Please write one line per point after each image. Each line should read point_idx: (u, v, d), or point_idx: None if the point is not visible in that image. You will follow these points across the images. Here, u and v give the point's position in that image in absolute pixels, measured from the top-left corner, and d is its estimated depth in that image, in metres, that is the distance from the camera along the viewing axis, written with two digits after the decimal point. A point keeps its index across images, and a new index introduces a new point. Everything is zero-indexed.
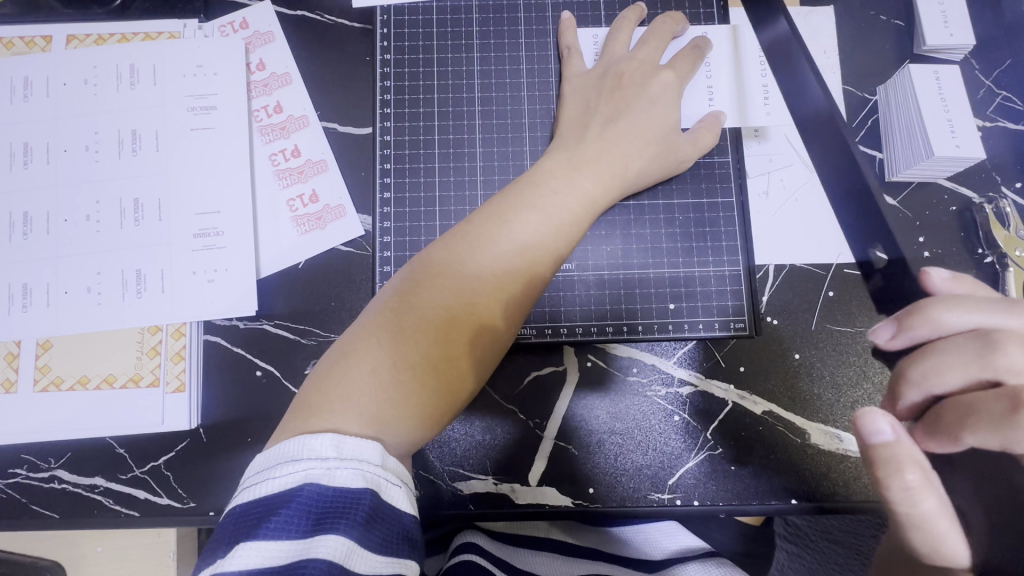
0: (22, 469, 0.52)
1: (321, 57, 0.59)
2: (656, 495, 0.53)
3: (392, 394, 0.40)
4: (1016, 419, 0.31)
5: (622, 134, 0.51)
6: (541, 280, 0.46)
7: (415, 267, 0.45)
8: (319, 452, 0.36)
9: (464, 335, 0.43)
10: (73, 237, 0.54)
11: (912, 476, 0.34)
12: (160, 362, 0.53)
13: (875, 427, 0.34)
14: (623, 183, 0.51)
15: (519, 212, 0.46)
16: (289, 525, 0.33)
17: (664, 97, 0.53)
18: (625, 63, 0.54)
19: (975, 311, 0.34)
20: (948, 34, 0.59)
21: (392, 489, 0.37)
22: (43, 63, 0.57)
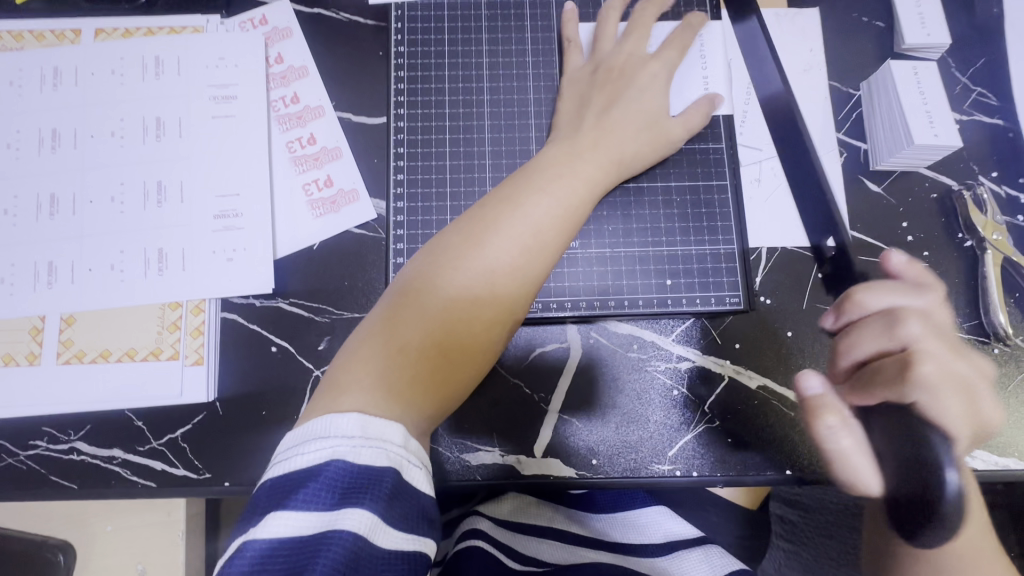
0: (42, 440, 0.54)
1: (336, 50, 0.63)
2: (658, 466, 0.55)
3: (413, 369, 0.43)
4: (904, 375, 0.48)
5: (616, 121, 0.54)
6: (551, 260, 0.49)
7: (430, 254, 0.47)
8: (344, 428, 0.38)
9: (480, 313, 0.45)
10: (98, 218, 0.56)
11: (831, 420, 0.54)
12: (179, 337, 0.55)
13: (809, 383, 0.56)
14: (618, 167, 0.54)
15: (528, 197, 0.49)
16: (316, 498, 0.35)
17: (651, 87, 0.56)
18: (612, 59, 0.58)
19: (883, 297, 0.54)
20: (926, 33, 0.63)
21: (412, 469, 0.39)
22: (72, 53, 0.60)
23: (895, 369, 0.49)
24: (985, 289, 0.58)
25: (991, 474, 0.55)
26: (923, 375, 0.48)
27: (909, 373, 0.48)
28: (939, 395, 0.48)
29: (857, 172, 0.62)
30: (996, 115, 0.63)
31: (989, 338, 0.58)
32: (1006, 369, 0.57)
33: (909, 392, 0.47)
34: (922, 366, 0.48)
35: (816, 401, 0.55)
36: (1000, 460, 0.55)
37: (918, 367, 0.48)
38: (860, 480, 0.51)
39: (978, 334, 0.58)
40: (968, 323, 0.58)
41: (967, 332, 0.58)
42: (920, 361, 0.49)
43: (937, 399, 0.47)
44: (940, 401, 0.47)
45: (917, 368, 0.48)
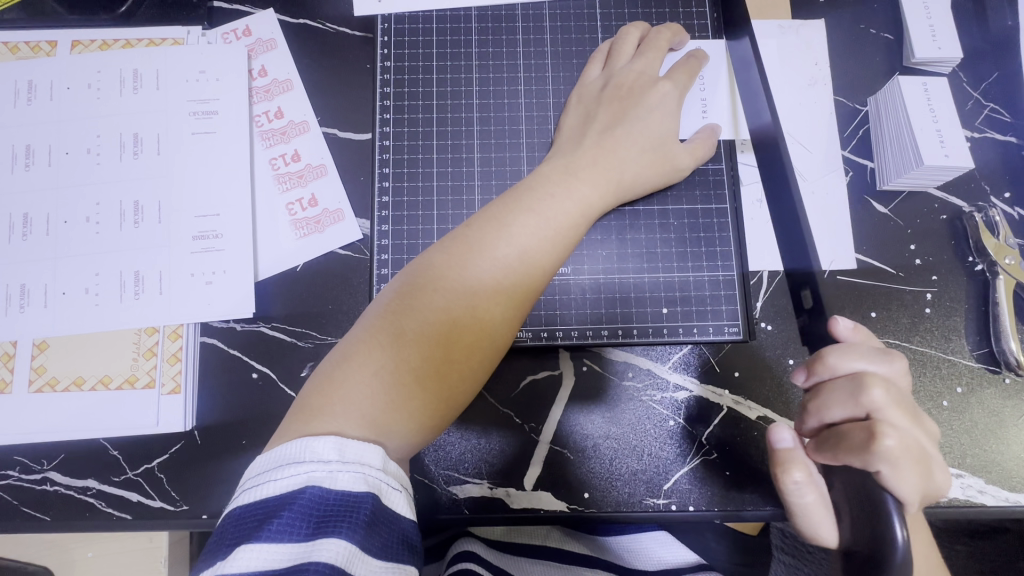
0: (14, 471, 0.52)
1: (322, 63, 0.60)
2: (651, 500, 0.53)
3: (393, 396, 0.40)
4: (870, 446, 0.39)
5: (620, 141, 0.51)
6: (541, 282, 0.46)
7: (413, 273, 0.45)
8: (322, 454, 0.36)
9: (464, 338, 0.43)
10: (73, 238, 0.54)
11: (797, 475, 0.44)
12: (156, 363, 0.53)
13: (779, 437, 0.46)
14: (618, 190, 0.51)
15: (517, 217, 0.46)
16: (290, 528, 0.33)
17: (661, 107, 0.53)
18: (624, 74, 0.55)
19: (855, 357, 0.43)
20: (937, 47, 0.60)
21: (393, 493, 0.37)
22: (48, 66, 0.58)
23: (861, 438, 0.40)
24: (997, 316, 0.56)
25: (999, 510, 0.53)
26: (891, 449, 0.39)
27: (874, 444, 0.39)
28: (902, 469, 0.39)
29: (863, 192, 0.59)
30: (1009, 133, 0.60)
31: (1000, 368, 0.55)
32: (1017, 400, 0.55)
33: (874, 462, 0.39)
34: (889, 437, 0.39)
35: (785, 456, 0.45)
36: (1011, 495, 0.53)
37: (886, 439, 0.39)
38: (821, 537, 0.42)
39: (988, 363, 0.56)
40: (977, 351, 0.56)
41: (976, 360, 0.56)
42: (887, 433, 0.39)
43: (901, 472, 0.38)
44: (904, 474, 0.39)
45: (886, 440, 0.39)
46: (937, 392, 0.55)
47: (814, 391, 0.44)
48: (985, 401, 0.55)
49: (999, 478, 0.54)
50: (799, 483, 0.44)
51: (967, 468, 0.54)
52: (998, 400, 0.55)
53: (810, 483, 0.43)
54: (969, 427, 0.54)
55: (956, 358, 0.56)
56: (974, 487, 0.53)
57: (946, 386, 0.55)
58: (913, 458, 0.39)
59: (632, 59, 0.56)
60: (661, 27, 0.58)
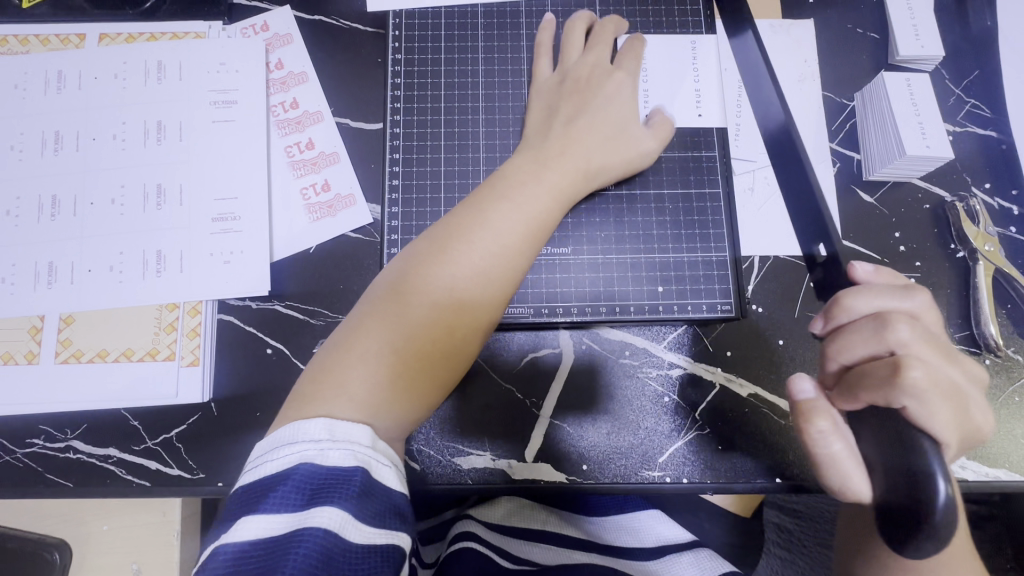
0: (39, 439, 0.55)
1: (336, 57, 0.64)
2: (647, 472, 0.56)
3: (381, 376, 0.43)
4: (895, 380, 0.38)
5: (580, 133, 0.54)
6: (517, 268, 0.49)
7: (398, 267, 0.48)
8: (312, 434, 0.39)
9: (449, 319, 0.46)
10: (99, 219, 0.57)
11: (822, 424, 0.42)
12: (176, 337, 0.56)
13: (801, 388, 0.44)
14: (586, 176, 0.54)
15: (493, 208, 0.49)
16: (286, 500, 0.36)
17: (618, 97, 0.56)
18: (577, 69, 0.58)
19: (873, 297, 0.42)
20: (920, 45, 0.63)
21: (382, 468, 0.39)
22: (76, 57, 0.61)
23: (884, 373, 0.38)
24: (977, 300, 0.59)
25: (979, 484, 0.56)
26: (918, 380, 0.37)
27: (900, 378, 0.37)
28: (933, 403, 0.37)
29: (850, 182, 0.62)
30: (990, 127, 0.63)
31: (980, 349, 0.58)
32: (996, 380, 0.58)
33: (898, 397, 0.38)
34: (917, 368, 0.37)
35: (808, 406, 0.43)
36: (990, 470, 0.56)
37: (914, 371, 0.37)
38: (849, 486, 0.41)
39: (969, 345, 0.58)
40: (959, 333, 0.59)
41: (957, 342, 0.59)
42: (916, 366, 0.37)
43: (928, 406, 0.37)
44: (934, 410, 0.37)
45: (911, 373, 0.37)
46: None
47: (833, 334, 0.43)
48: None
49: (979, 455, 0.56)
50: (824, 432, 0.42)
51: None
52: None
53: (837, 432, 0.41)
54: None
55: None
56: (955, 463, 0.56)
57: None
58: (941, 392, 0.38)
59: (582, 54, 0.59)
60: (625, 23, 0.61)
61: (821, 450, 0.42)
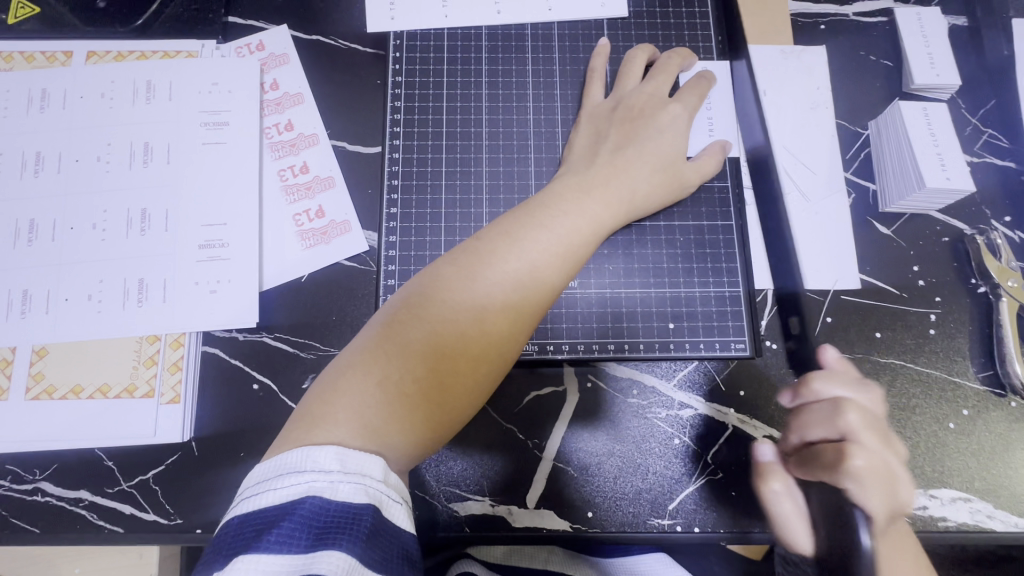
0: (6, 480, 0.51)
1: (334, 78, 0.61)
2: (657, 520, 0.52)
3: (394, 407, 0.40)
4: (840, 464, 0.44)
5: (630, 161, 0.52)
6: (548, 298, 0.46)
7: (422, 283, 0.45)
8: (323, 464, 0.35)
9: (470, 351, 0.42)
10: (78, 245, 0.54)
11: (776, 485, 0.50)
12: (156, 372, 0.53)
13: (762, 451, 0.52)
14: (628, 209, 0.51)
15: (529, 232, 0.46)
16: (291, 538, 0.32)
17: (672, 128, 0.54)
18: (634, 96, 0.56)
19: (835, 385, 0.49)
20: (936, 74, 0.61)
21: (394, 506, 0.36)
22: (62, 76, 0.58)
23: (833, 457, 0.45)
24: (1001, 339, 0.56)
25: (1009, 537, 0.52)
26: (857, 467, 0.44)
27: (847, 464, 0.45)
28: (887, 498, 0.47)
29: (865, 214, 0.60)
30: (1008, 158, 0.61)
31: (1005, 391, 0.55)
32: (1023, 424, 0.55)
33: (841, 479, 0.43)
34: (857, 456, 0.44)
35: (767, 468, 0.51)
36: (1021, 522, 0.53)
37: (854, 459, 0.44)
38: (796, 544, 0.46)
39: (993, 386, 0.56)
40: (982, 373, 0.56)
41: (981, 382, 0.56)
42: (856, 454, 0.44)
43: (864, 487, 0.43)
44: (869, 489, 0.43)
45: (853, 458, 0.44)
46: (943, 414, 0.55)
47: (797, 412, 0.50)
48: (991, 425, 0.55)
49: (1008, 504, 0.53)
50: (778, 491, 0.50)
51: (975, 492, 0.53)
52: (1005, 423, 0.55)
53: (787, 493, 0.50)
54: (977, 452, 0.54)
55: (961, 380, 0.56)
56: (982, 512, 0.53)
57: (951, 409, 0.55)
58: (879, 479, 0.44)
59: (641, 82, 0.57)
60: (676, 51, 0.59)
61: (775, 507, 0.50)
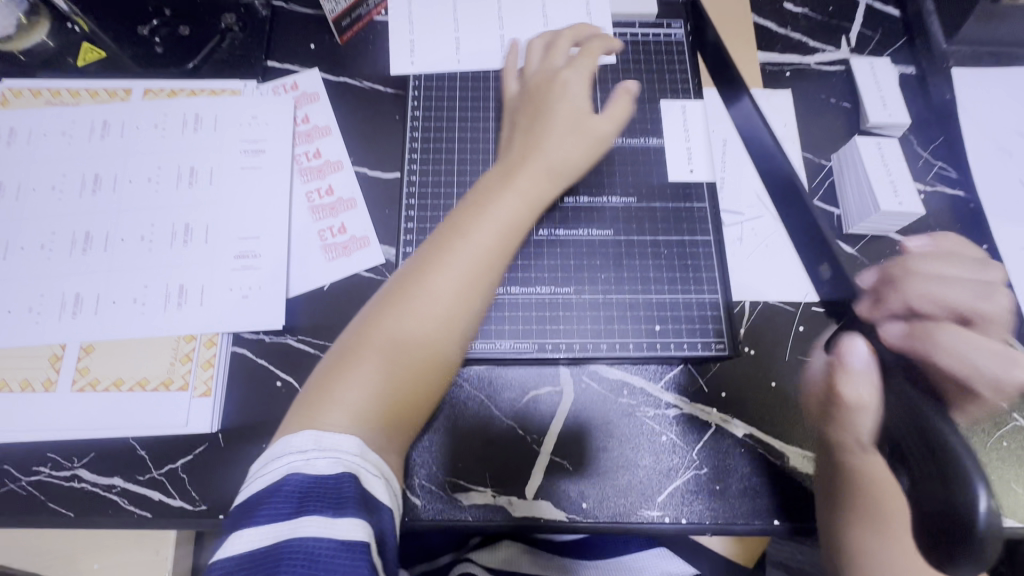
0: (45, 467, 0.56)
1: (359, 113, 0.70)
2: (646, 512, 0.56)
3: (373, 390, 0.48)
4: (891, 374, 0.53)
5: (547, 133, 0.59)
6: (495, 276, 0.53)
7: (388, 285, 0.53)
8: (300, 446, 0.44)
9: (434, 334, 0.51)
10: (127, 254, 0.61)
11: (848, 407, 0.56)
12: (190, 368, 0.58)
13: (841, 372, 0.57)
14: (556, 176, 0.58)
15: (470, 220, 0.54)
16: (276, 508, 0.41)
17: (569, 95, 0.61)
18: (536, 76, 0.64)
19: (905, 293, 0.55)
20: (888, 113, 0.70)
21: (367, 473, 0.44)
22: (121, 109, 0.67)
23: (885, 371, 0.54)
24: None
25: None
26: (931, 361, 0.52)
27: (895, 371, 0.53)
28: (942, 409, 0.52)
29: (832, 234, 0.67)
30: (957, 187, 0.69)
31: None
32: (984, 425, 0.60)
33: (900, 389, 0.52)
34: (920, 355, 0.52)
35: (836, 384, 0.57)
36: None
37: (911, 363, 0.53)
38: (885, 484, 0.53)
39: None
40: None
41: None
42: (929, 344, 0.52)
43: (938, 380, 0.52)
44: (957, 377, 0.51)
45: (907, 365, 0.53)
46: None
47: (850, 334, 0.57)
48: None
49: None
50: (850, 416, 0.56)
51: None
52: (966, 423, 0.60)
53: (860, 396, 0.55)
54: None
55: None
56: None
57: None
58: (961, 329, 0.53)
59: (543, 56, 0.65)
60: (564, 31, 0.67)
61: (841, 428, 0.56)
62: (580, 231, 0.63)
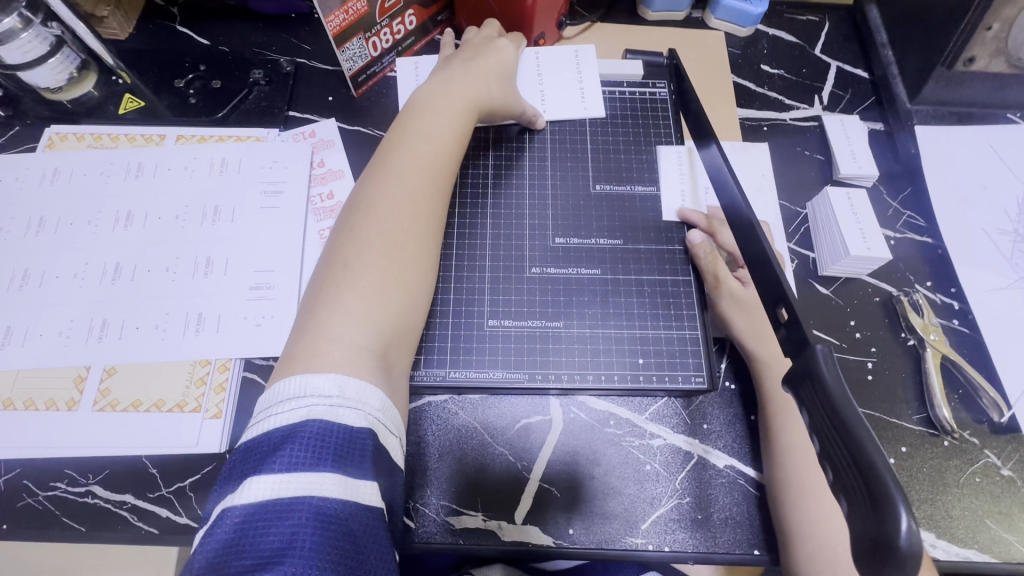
0: (62, 483, 0.59)
1: (370, 159, 0.76)
2: (630, 539, 0.58)
3: (372, 307, 0.52)
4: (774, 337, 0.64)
5: (479, 68, 0.71)
6: (461, 130, 0.66)
7: (355, 208, 0.59)
8: (323, 390, 0.45)
9: (419, 218, 0.59)
10: (153, 284, 0.66)
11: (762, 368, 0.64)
12: (204, 391, 0.62)
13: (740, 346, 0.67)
14: (491, 88, 0.70)
15: (419, 121, 0.65)
16: (299, 454, 0.41)
17: (501, 53, 0.74)
18: (472, 40, 0.75)
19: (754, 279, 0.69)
20: (858, 166, 0.75)
21: (384, 433, 0.47)
22: (156, 153, 0.74)
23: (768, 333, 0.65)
24: (929, 384, 0.65)
25: (951, 565, 0.58)
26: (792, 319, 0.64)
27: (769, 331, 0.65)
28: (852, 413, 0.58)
29: (807, 276, 0.71)
30: (925, 235, 0.73)
31: (938, 431, 0.63)
32: (956, 461, 0.62)
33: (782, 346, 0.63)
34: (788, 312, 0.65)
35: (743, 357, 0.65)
36: (961, 551, 0.58)
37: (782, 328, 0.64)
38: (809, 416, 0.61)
39: (928, 427, 0.64)
40: (917, 415, 0.64)
41: (917, 423, 0.64)
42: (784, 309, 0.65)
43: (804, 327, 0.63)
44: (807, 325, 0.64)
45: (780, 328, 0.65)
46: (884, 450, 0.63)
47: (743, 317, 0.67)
48: (927, 460, 0.62)
49: (947, 534, 0.59)
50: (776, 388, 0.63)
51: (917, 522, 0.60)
52: (939, 459, 0.62)
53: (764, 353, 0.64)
54: (915, 482, 0.61)
55: (899, 421, 0.64)
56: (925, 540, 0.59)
57: (891, 446, 0.63)
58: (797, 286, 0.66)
59: (475, 30, 0.77)
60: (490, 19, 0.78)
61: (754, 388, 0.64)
62: (571, 269, 0.68)
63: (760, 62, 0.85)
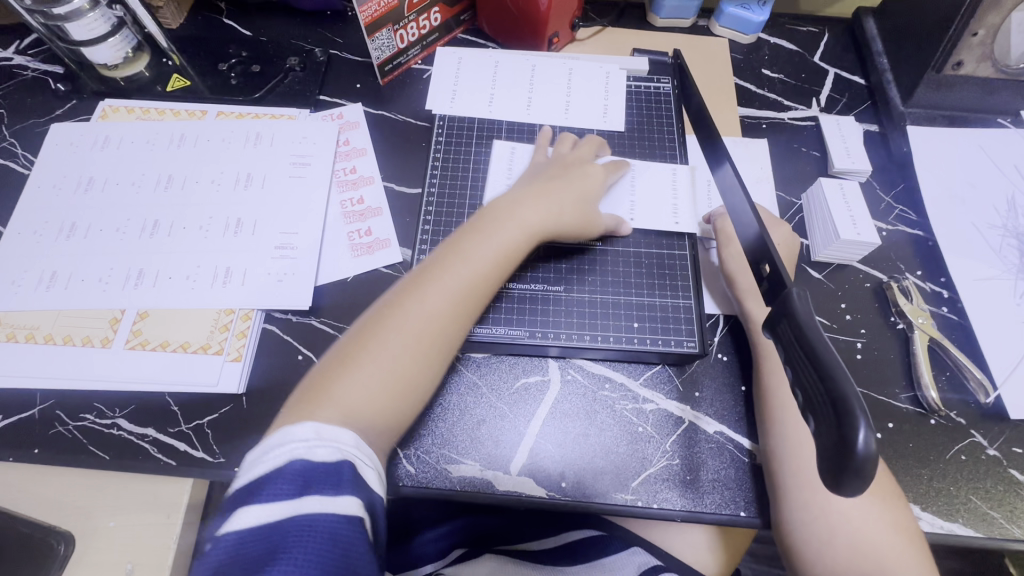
0: (91, 415, 0.63)
1: (391, 139, 0.83)
2: (620, 495, 0.61)
3: (374, 396, 0.52)
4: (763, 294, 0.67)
5: (558, 188, 0.68)
6: (517, 249, 0.63)
7: (396, 291, 0.59)
8: (302, 436, 0.47)
9: (442, 324, 0.57)
10: (186, 240, 0.71)
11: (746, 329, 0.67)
12: (227, 336, 0.67)
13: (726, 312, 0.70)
14: (573, 209, 0.67)
15: (483, 226, 0.63)
16: (280, 491, 0.44)
17: (588, 183, 0.70)
18: (569, 155, 0.73)
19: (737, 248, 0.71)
20: (851, 161, 0.79)
21: (365, 465, 0.48)
22: (197, 125, 0.80)
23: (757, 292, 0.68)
24: (917, 365, 0.67)
25: (937, 536, 0.59)
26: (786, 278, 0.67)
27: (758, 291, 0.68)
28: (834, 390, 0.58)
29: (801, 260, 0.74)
30: (916, 228, 0.77)
31: (925, 410, 0.65)
32: (943, 439, 0.64)
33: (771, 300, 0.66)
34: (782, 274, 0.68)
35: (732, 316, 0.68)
36: (946, 523, 0.60)
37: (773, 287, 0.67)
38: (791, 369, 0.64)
39: (916, 406, 0.66)
40: (905, 394, 0.66)
41: (905, 402, 0.66)
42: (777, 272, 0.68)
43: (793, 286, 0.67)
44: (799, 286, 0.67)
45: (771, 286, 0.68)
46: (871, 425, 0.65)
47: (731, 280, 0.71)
48: (914, 436, 0.64)
49: (934, 508, 0.60)
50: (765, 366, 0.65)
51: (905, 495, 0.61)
52: (926, 436, 0.64)
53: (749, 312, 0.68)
54: (901, 456, 0.63)
55: (888, 399, 0.66)
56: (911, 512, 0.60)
57: (879, 421, 0.65)
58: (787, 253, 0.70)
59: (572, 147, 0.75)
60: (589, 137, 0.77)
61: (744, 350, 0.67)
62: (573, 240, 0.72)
63: (761, 66, 0.90)
